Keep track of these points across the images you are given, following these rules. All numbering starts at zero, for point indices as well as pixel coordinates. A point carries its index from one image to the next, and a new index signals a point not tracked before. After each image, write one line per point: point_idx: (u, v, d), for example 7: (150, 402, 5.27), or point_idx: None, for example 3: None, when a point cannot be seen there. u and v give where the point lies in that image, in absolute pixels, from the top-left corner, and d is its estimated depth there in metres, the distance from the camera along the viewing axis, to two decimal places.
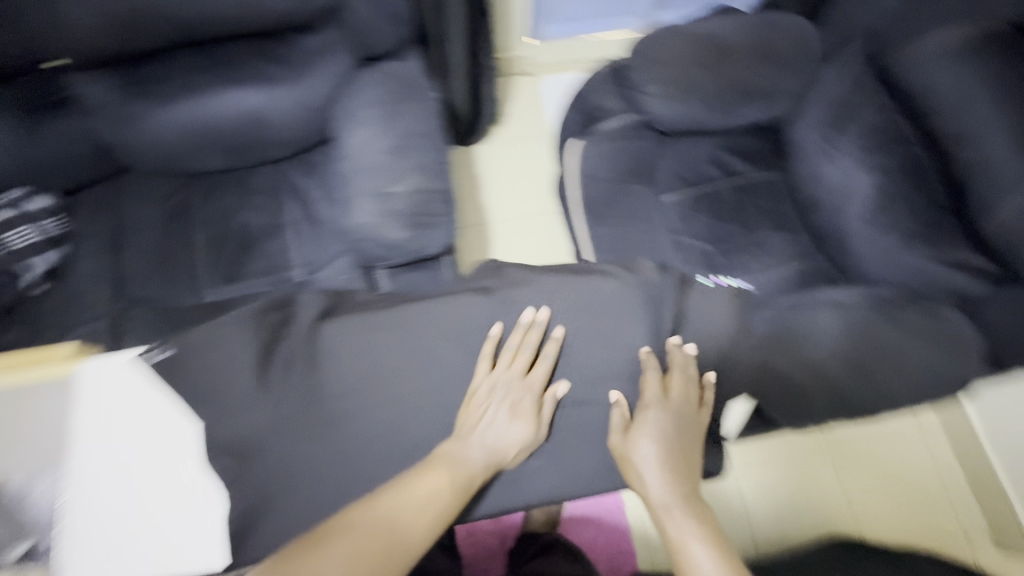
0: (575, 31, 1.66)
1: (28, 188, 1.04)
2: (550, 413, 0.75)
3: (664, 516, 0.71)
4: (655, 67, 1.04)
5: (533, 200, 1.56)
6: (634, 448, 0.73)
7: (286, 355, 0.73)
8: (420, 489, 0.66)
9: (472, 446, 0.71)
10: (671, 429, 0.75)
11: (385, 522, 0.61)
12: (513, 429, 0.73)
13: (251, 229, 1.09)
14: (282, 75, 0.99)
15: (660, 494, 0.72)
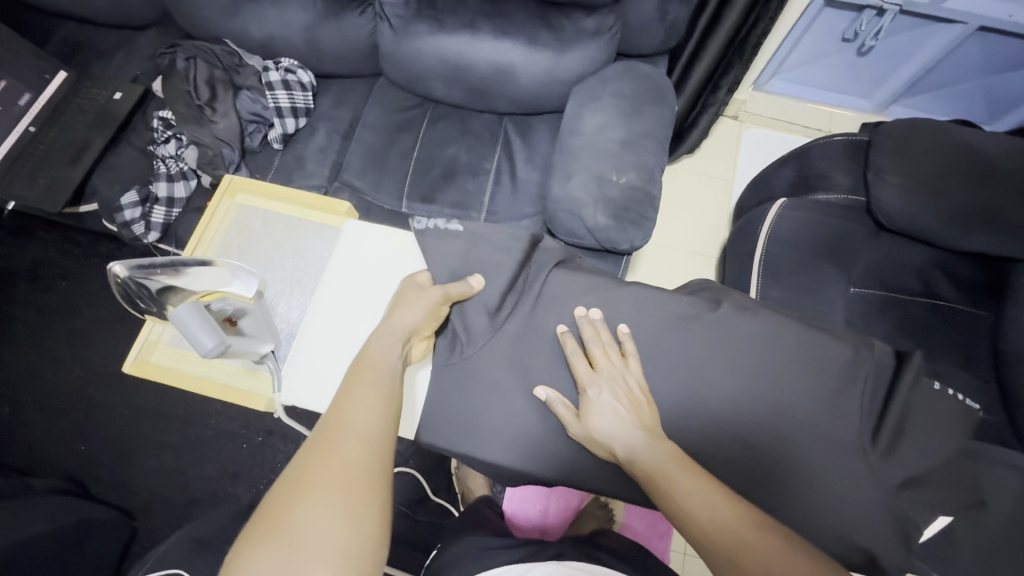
0: (800, 93, 1.61)
1: (294, 62, 1.18)
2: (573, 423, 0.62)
3: (663, 482, 0.53)
4: (905, 159, 0.99)
5: (695, 237, 1.55)
6: (591, 429, 0.59)
7: (530, 290, 0.68)
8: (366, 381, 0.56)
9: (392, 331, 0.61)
10: (620, 396, 0.59)
11: (367, 400, 0.54)
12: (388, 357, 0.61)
13: (457, 163, 1.17)
14: (549, 42, 1.05)
15: (637, 455, 0.56)
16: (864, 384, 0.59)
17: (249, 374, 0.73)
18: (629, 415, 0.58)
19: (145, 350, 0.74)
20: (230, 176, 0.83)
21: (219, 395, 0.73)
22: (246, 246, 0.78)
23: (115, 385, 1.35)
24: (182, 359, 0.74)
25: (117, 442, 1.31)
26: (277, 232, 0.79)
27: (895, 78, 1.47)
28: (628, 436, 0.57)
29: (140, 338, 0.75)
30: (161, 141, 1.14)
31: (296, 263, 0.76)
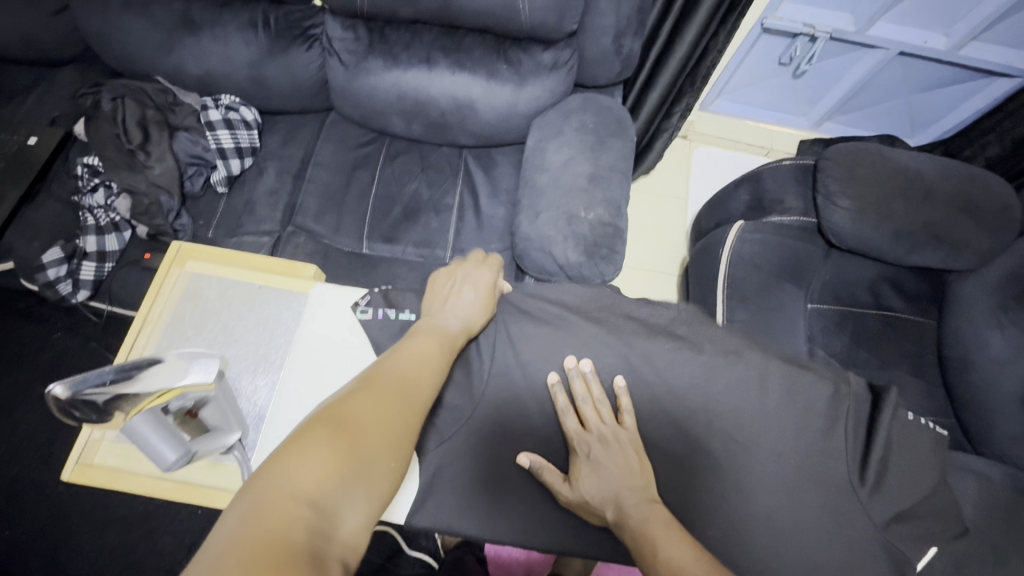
0: (741, 112, 1.70)
1: (235, 100, 1.12)
2: (556, 484, 0.58)
3: (650, 545, 0.51)
4: (852, 182, 1.05)
5: (656, 257, 1.57)
6: (581, 493, 0.56)
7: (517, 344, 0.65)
8: (411, 350, 0.55)
9: (445, 317, 0.61)
10: (611, 456, 0.58)
11: (423, 355, 0.55)
12: (472, 304, 0.64)
13: (418, 200, 1.13)
14: (508, 76, 1.04)
15: (627, 519, 0.54)
16: (847, 423, 0.61)
17: (212, 465, 0.66)
18: (620, 475, 0.57)
19: (88, 451, 0.66)
20: (176, 244, 0.76)
21: (176, 495, 0.65)
22: (199, 319, 0.71)
23: (44, 460, 1.21)
24: (132, 456, 0.67)
25: (48, 524, 1.17)
26: (233, 302, 0.73)
27: (827, 99, 1.57)
28: (617, 498, 0.56)
29: (83, 439, 0.67)
30: (88, 190, 1.04)
31: (261, 333, 0.71)
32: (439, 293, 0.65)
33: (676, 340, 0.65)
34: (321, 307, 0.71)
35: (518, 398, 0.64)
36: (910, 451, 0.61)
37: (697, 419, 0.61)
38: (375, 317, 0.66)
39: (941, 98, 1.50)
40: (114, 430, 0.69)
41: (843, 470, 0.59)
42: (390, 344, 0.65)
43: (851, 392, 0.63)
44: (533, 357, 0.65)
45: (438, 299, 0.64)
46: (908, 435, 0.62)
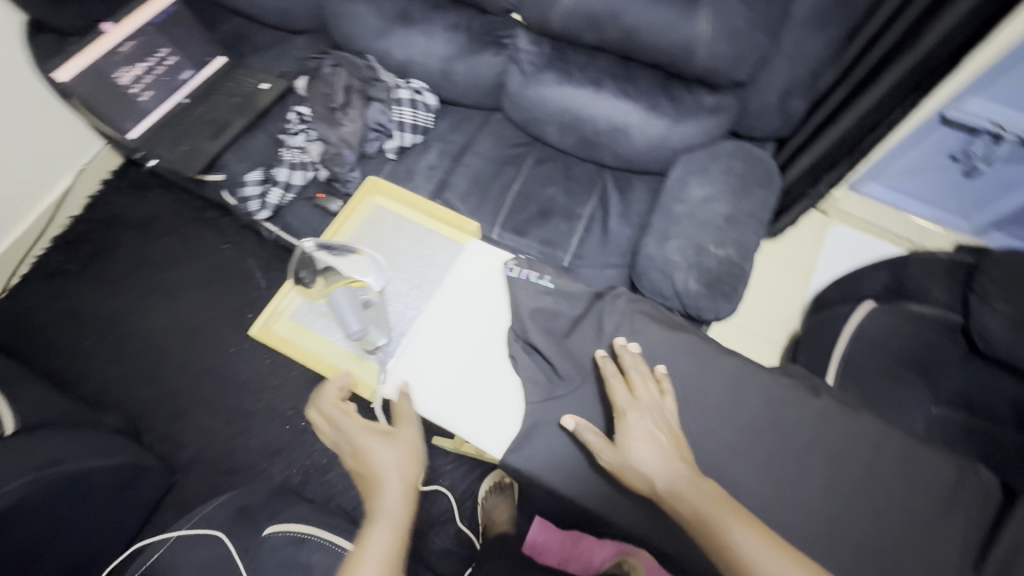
0: (895, 200, 1.60)
1: (423, 86, 1.29)
2: (598, 447, 0.62)
3: (718, 530, 0.54)
4: (1015, 288, 0.96)
5: (764, 321, 1.53)
6: (631, 460, 0.59)
7: (635, 337, 0.70)
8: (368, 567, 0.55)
9: (387, 497, 0.61)
10: (655, 429, 0.61)
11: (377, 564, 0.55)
12: (391, 467, 0.63)
13: (553, 204, 1.22)
14: (668, 111, 1.11)
15: (682, 495, 0.56)
16: (967, 512, 0.58)
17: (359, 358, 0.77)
18: (667, 446, 0.60)
19: (270, 318, 0.79)
20: (372, 177, 0.88)
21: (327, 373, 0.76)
22: (374, 241, 0.84)
23: (187, 344, 1.44)
24: (300, 334, 0.79)
25: (178, 395, 1.38)
26: (403, 237, 0.85)
27: (999, 206, 1.46)
28: (670, 470, 0.58)
29: (268, 307, 0.80)
30: (292, 133, 1.26)
31: (417, 266, 0.81)
32: (362, 473, 0.63)
33: (795, 379, 0.65)
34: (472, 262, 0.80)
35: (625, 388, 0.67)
36: None
37: (804, 458, 0.61)
38: (521, 277, 0.74)
39: None
40: (292, 307, 0.81)
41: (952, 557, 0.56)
42: (527, 305, 0.73)
43: (982, 483, 0.59)
44: (650, 353, 0.68)
45: (366, 480, 0.63)
46: None
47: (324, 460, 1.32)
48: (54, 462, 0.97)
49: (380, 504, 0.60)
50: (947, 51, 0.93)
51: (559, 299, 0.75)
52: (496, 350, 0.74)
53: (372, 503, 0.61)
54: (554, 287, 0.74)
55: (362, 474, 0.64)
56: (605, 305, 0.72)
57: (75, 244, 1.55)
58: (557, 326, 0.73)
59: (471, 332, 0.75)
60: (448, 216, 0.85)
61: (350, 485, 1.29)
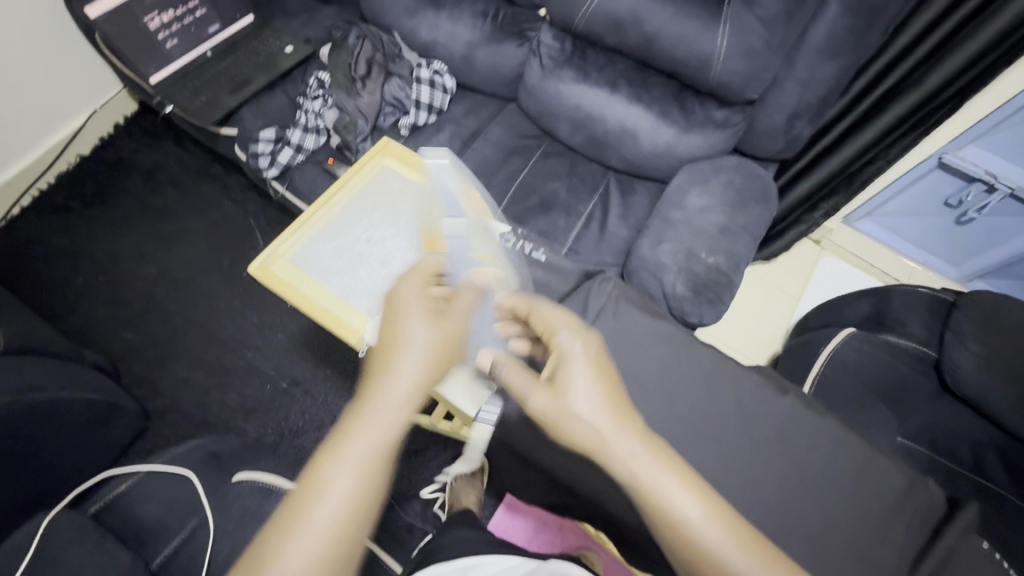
0: (887, 238, 1.64)
1: (443, 67, 1.31)
2: (526, 388, 0.57)
3: (650, 493, 0.49)
4: (990, 331, 0.99)
5: (748, 341, 1.56)
6: (562, 405, 0.53)
7: (621, 315, 0.72)
8: (365, 437, 0.49)
9: (403, 369, 0.54)
10: (585, 364, 0.55)
11: (376, 440, 0.49)
12: (418, 341, 0.56)
13: (554, 198, 1.24)
14: (677, 120, 1.14)
15: (614, 445, 0.51)
16: (913, 519, 0.60)
17: (351, 307, 0.77)
18: (602, 385, 0.54)
19: (269, 258, 0.80)
20: (387, 139, 0.92)
21: (320, 318, 0.77)
22: (379, 199, 0.86)
23: (179, 293, 1.45)
24: (295, 277, 0.79)
25: (161, 343, 1.39)
26: (410, 200, 0.88)
27: (987, 257, 1.50)
28: (609, 420, 0.52)
29: (269, 247, 0.81)
30: (311, 97, 1.27)
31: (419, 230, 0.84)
32: (388, 331, 0.57)
33: (766, 377, 0.68)
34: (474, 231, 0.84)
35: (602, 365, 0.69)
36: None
37: (766, 451, 0.63)
38: None
39: None
40: (291, 252, 0.83)
41: (894, 563, 0.57)
42: None
43: (930, 494, 0.61)
44: (630, 335, 0.71)
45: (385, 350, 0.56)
46: (977, 560, 0.58)
47: (299, 423, 1.33)
48: (29, 388, 0.97)
49: (389, 380, 0.53)
50: (948, 92, 1.01)
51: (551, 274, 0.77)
52: None
53: (388, 369, 0.54)
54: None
55: (386, 342, 0.57)
56: (595, 287, 0.75)
57: (80, 182, 1.56)
58: None
59: None
60: (452, 184, 0.89)
61: None
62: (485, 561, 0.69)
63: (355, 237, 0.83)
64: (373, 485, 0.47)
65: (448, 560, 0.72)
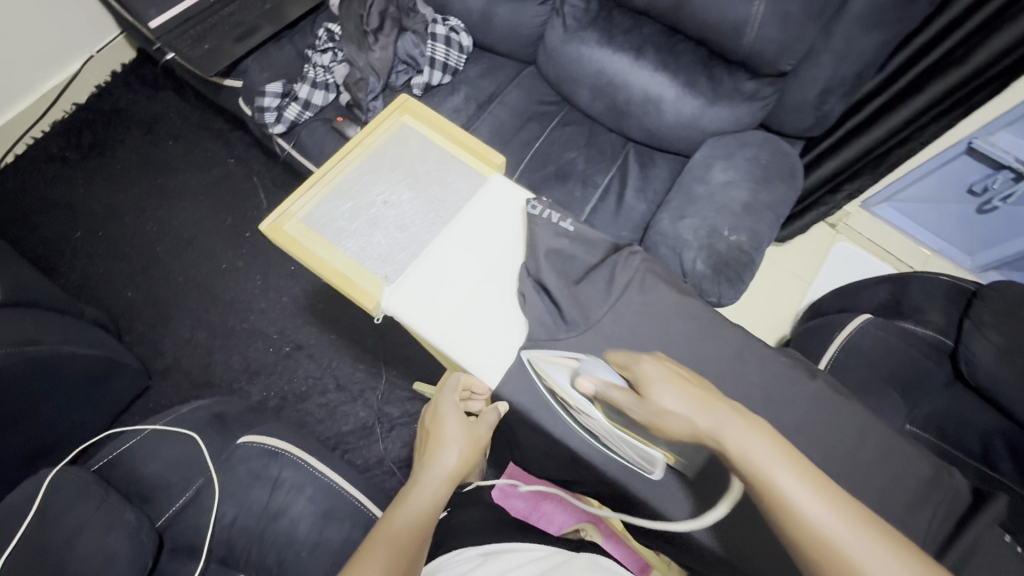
0: (904, 225, 1.60)
1: (460, 25, 1.24)
2: (618, 400, 0.59)
3: (762, 476, 0.50)
4: (1012, 322, 0.97)
5: (758, 324, 1.54)
6: (659, 410, 0.56)
7: (646, 291, 0.70)
8: (407, 514, 0.64)
9: (436, 466, 0.68)
10: (669, 381, 0.57)
11: (413, 519, 0.64)
12: (449, 444, 0.70)
13: (571, 168, 1.20)
14: (704, 90, 1.09)
15: (717, 436, 0.53)
16: (936, 509, 0.58)
17: (366, 271, 0.73)
18: (691, 392, 0.56)
19: (281, 218, 0.75)
20: (404, 95, 0.86)
21: (333, 281, 0.73)
22: (397, 159, 0.82)
23: (180, 251, 1.41)
24: (308, 237, 0.75)
25: (162, 302, 1.36)
26: (428, 160, 0.82)
27: (1005, 247, 1.47)
28: (709, 420, 0.54)
29: (282, 206, 0.76)
30: (320, 49, 1.21)
31: (438, 192, 0.79)
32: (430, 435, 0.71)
33: (793, 360, 0.66)
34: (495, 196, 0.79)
35: (627, 338, 0.68)
36: (993, 567, 0.56)
37: (791, 433, 0.61)
38: (542, 216, 0.74)
39: None
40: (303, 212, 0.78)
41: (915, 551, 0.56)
42: (546, 242, 0.72)
43: (953, 483, 0.60)
44: (656, 311, 0.69)
45: (430, 445, 0.70)
46: (998, 551, 0.57)
47: (302, 388, 1.31)
48: (30, 341, 0.95)
49: (428, 473, 0.68)
50: (993, 71, 0.96)
51: (577, 244, 0.75)
52: (503, 285, 0.73)
53: (424, 466, 0.69)
54: (573, 231, 0.75)
55: (433, 435, 0.71)
56: (621, 259, 0.72)
57: (77, 132, 1.50)
58: (569, 271, 0.72)
59: (482, 264, 0.74)
60: (472, 144, 0.83)
61: (325, 416, 1.28)
62: (506, 547, 0.70)
63: (371, 199, 0.78)
64: (410, 552, 0.61)
65: (462, 548, 0.71)
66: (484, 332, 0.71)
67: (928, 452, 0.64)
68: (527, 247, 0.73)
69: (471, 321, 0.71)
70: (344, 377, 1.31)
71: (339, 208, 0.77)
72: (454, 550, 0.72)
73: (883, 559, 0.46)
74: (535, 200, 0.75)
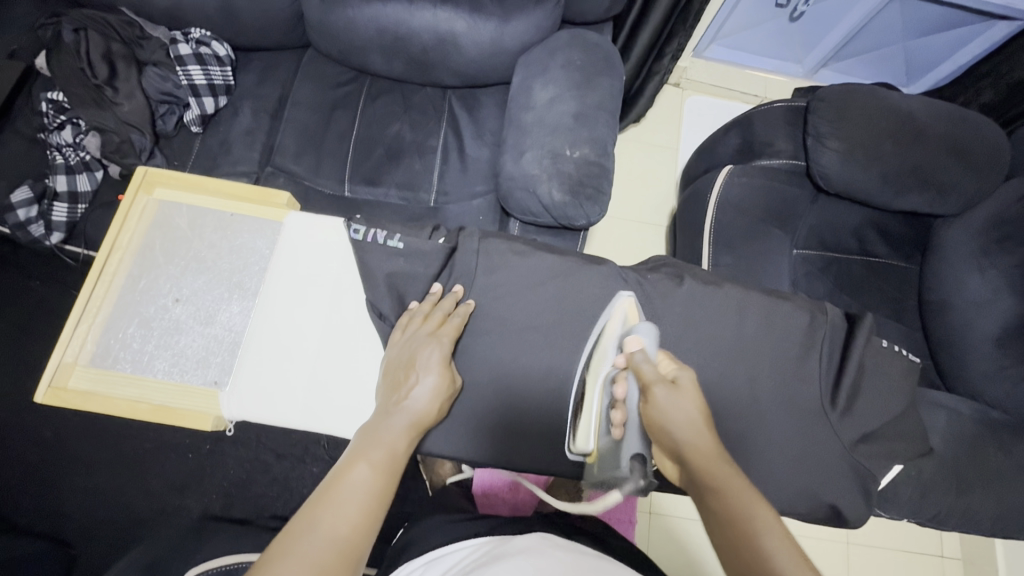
0: (737, 58, 1.64)
1: (205, 34, 1.05)
2: (647, 372, 0.57)
3: (747, 533, 0.45)
4: (845, 125, 1.01)
5: (613, 251, 1.50)
6: (667, 406, 0.54)
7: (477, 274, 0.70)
8: (389, 433, 0.56)
9: (415, 396, 0.60)
10: (695, 404, 0.55)
11: (394, 437, 0.56)
12: (430, 378, 0.61)
13: (401, 142, 1.10)
14: (493, 9, 0.98)
15: (715, 481, 0.50)
16: (817, 350, 0.69)
17: (187, 388, 0.71)
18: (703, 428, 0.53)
19: (60, 376, 0.70)
20: (144, 168, 0.79)
21: (154, 415, 0.70)
22: (170, 248, 0.77)
23: (32, 407, 1.21)
24: (105, 381, 0.71)
25: (41, 466, 1.19)
26: (207, 230, 0.79)
27: (823, 44, 1.53)
28: (706, 452, 0.52)
29: (54, 363, 0.70)
30: (54, 128, 0.99)
31: (233, 263, 0.77)
32: (402, 372, 0.62)
33: (661, 271, 0.72)
34: (296, 236, 0.76)
35: (483, 317, 0.70)
36: (881, 374, 0.69)
37: (680, 345, 0.68)
38: (366, 238, 0.70)
39: (940, 41, 1.43)
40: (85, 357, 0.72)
41: (814, 395, 0.67)
42: (379, 265, 0.70)
43: (812, 315, 0.70)
44: (516, 285, 0.71)
45: (402, 380, 0.62)
46: (881, 357, 0.70)
47: (242, 478, 1.22)
48: None
49: (401, 404, 0.59)
50: None
51: (413, 259, 0.71)
52: (347, 326, 0.73)
53: (396, 398, 0.60)
54: (404, 247, 0.70)
55: (401, 373, 0.62)
56: (461, 248, 0.71)
57: None
58: (411, 283, 0.71)
59: (322, 314, 0.73)
60: (254, 201, 0.80)
61: (280, 491, 1.21)
62: (450, 547, 0.61)
63: (160, 304, 0.75)
64: (391, 467, 0.53)
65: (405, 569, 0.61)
66: (347, 383, 0.70)
67: (787, 295, 0.72)
68: (364, 279, 0.71)
69: (328, 380, 0.71)
70: (279, 446, 1.23)
71: (125, 333, 0.73)
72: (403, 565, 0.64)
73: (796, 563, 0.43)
74: (343, 222, 0.74)
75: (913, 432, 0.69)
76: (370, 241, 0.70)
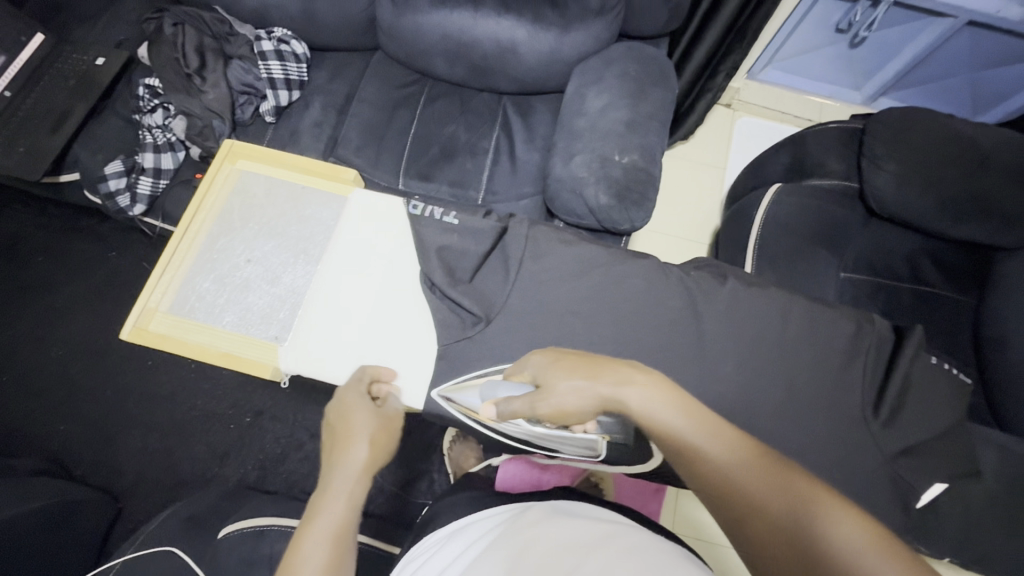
0: (793, 83, 1.63)
1: (286, 33, 1.14)
2: (524, 410, 0.58)
3: (706, 463, 0.48)
4: (901, 149, 1.00)
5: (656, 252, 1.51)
6: (563, 412, 0.55)
7: (524, 258, 0.74)
8: (337, 497, 0.54)
9: (356, 444, 0.59)
10: (558, 376, 0.55)
11: (342, 497, 0.54)
12: (365, 423, 0.61)
13: (456, 142, 1.15)
14: (554, 20, 1.02)
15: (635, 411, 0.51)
16: (860, 359, 0.68)
17: (251, 339, 0.77)
18: (590, 384, 0.54)
19: (143, 318, 0.77)
20: (230, 142, 0.87)
21: (221, 361, 0.76)
22: (245, 213, 0.84)
23: (98, 367, 1.31)
24: (180, 328, 0.77)
25: (99, 422, 1.28)
26: (280, 200, 0.85)
27: (885, 72, 1.50)
28: (614, 398, 0.52)
29: (140, 307, 0.77)
30: (147, 110, 1.10)
31: (300, 232, 0.83)
32: (334, 424, 0.61)
33: (703, 270, 0.74)
34: (359, 211, 0.83)
35: (527, 298, 0.72)
36: (924, 391, 0.68)
37: (718, 339, 0.69)
38: (424, 214, 0.79)
39: (1011, 73, 1.39)
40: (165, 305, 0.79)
41: (854, 404, 0.66)
42: (434, 239, 0.77)
43: (855, 323, 0.70)
44: (561, 270, 0.73)
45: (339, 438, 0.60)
46: (925, 374, 0.69)
47: (277, 452, 1.27)
48: None
49: (338, 468, 0.56)
50: None
51: (465, 236, 0.77)
52: (398, 296, 0.77)
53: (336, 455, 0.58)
54: (458, 223, 0.77)
55: (338, 428, 0.61)
56: (511, 232, 0.75)
57: None
58: (460, 261, 0.76)
59: (377, 284, 0.78)
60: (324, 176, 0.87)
61: (311, 468, 1.26)
62: (472, 518, 0.63)
63: (233, 263, 0.81)
64: (344, 536, 0.51)
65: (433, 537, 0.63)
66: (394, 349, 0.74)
67: (831, 303, 0.72)
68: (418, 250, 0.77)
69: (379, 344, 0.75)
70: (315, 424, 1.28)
71: (201, 286, 0.79)
72: (422, 541, 0.65)
73: (767, 480, 0.46)
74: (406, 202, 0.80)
75: (956, 454, 0.67)
76: (428, 217, 0.78)
